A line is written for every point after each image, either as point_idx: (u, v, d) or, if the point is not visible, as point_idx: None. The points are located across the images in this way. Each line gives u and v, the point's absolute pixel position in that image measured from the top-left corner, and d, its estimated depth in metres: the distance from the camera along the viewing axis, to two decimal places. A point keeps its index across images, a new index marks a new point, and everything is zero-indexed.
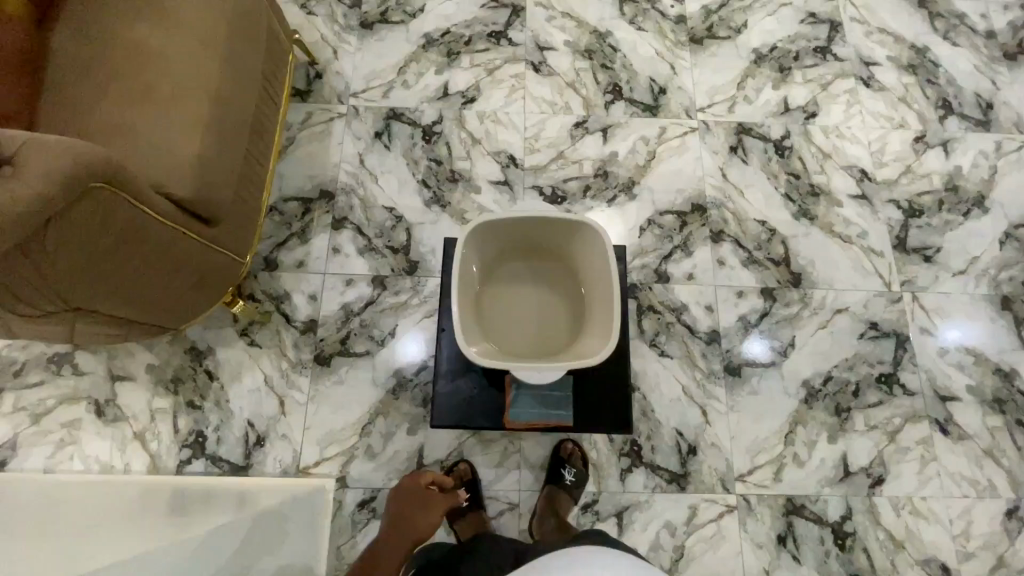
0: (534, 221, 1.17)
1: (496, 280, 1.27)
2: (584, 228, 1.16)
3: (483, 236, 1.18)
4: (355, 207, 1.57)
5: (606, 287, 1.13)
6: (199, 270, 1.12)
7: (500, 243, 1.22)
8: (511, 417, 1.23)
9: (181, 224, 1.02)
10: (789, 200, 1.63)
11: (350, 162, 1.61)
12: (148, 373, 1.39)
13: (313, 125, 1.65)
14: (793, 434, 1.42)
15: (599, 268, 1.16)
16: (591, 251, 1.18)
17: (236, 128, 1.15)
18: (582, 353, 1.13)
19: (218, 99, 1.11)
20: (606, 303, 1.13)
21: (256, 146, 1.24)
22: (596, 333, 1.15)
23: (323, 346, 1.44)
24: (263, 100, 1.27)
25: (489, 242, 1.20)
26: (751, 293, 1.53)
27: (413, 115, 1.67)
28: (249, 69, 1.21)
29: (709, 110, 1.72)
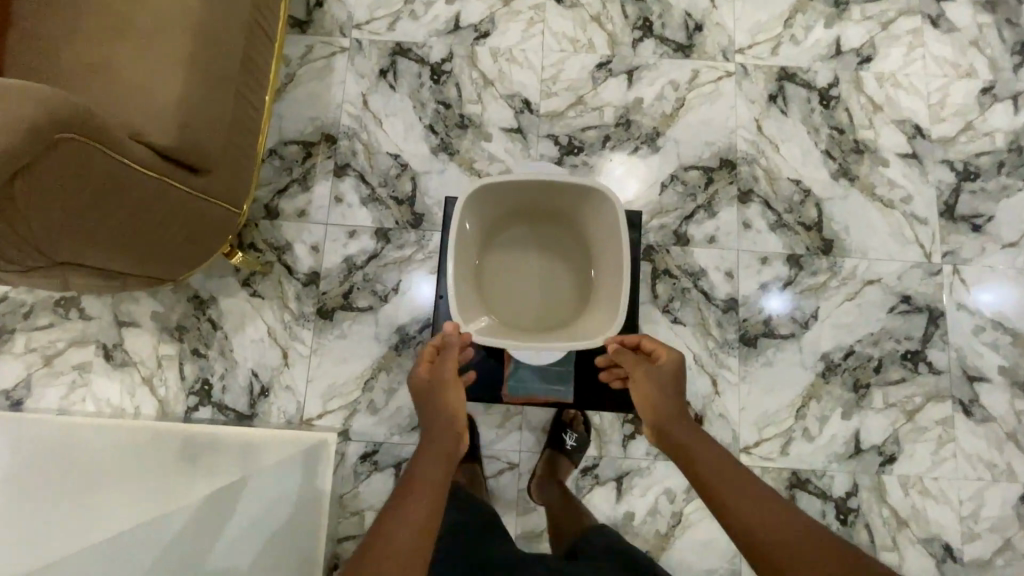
0: (544, 186, 1.09)
1: (500, 246, 1.21)
2: (598, 198, 1.08)
3: (488, 199, 1.11)
4: (358, 153, 1.48)
5: (615, 267, 1.06)
6: (190, 229, 1.08)
7: (506, 206, 1.15)
8: (510, 391, 1.20)
9: (167, 174, 0.96)
10: (830, 157, 1.49)
11: (352, 103, 1.51)
12: (152, 319, 1.39)
13: (313, 61, 1.53)
14: (805, 408, 1.37)
15: (611, 240, 1.08)
16: (603, 224, 1.10)
17: (228, 69, 1.05)
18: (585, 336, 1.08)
19: (205, 37, 1.01)
20: (613, 284, 1.06)
21: (254, 93, 1.14)
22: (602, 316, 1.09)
23: (325, 299, 1.41)
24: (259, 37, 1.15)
25: (494, 205, 1.13)
26: (776, 259, 1.43)
27: (421, 50, 1.54)
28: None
29: (750, 51, 1.54)
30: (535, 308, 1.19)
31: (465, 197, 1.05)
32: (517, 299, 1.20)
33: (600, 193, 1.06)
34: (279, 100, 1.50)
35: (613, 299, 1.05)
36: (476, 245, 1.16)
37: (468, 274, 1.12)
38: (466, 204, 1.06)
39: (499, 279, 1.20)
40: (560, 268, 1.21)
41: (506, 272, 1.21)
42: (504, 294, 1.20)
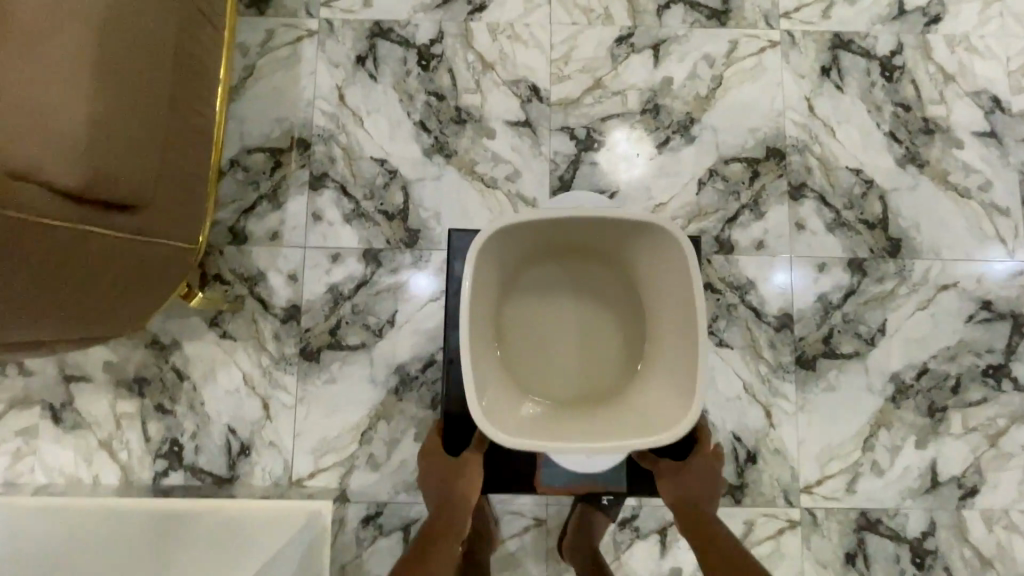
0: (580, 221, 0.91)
1: (524, 295, 1.02)
2: (657, 235, 0.90)
3: (506, 241, 0.92)
4: (337, 160, 1.24)
5: (685, 327, 0.90)
6: (122, 278, 0.86)
7: (530, 245, 0.96)
8: (545, 483, 1.02)
9: (69, 215, 0.73)
10: (894, 140, 1.27)
11: (326, 99, 1.26)
12: (105, 372, 1.18)
13: (276, 48, 1.27)
14: (873, 439, 1.19)
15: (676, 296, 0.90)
16: (664, 268, 0.92)
17: (150, 71, 0.82)
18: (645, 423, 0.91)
19: (116, 28, 0.77)
20: (684, 347, 0.90)
21: (185, 96, 0.91)
22: (667, 388, 0.93)
23: (309, 337, 1.19)
24: (189, 24, 0.91)
25: (516, 244, 0.94)
26: (835, 265, 1.22)
27: (405, 30, 1.28)
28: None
29: (797, 15, 1.30)
30: (570, 372, 1.02)
31: (480, 243, 0.86)
32: (549, 360, 1.02)
33: (660, 229, 0.89)
34: (238, 100, 1.25)
35: (686, 371, 0.88)
36: (495, 299, 0.97)
37: (486, 340, 0.93)
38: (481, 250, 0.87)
39: (524, 336, 1.02)
40: (597, 318, 1.03)
41: (532, 328, 1.02)
42: (531, 355, 1.02)
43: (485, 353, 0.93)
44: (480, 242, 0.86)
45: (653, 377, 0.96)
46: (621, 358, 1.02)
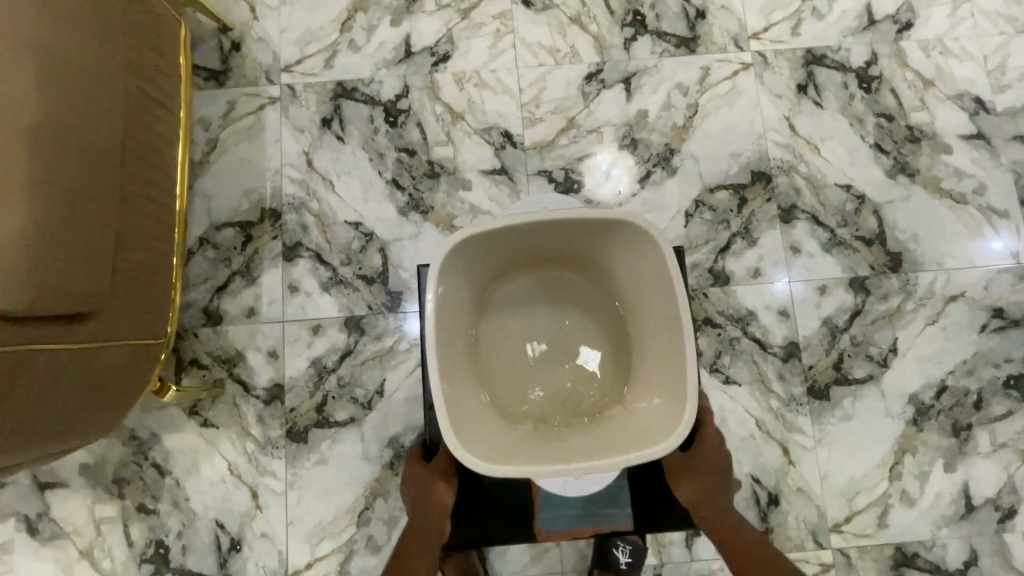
0: (545, 229, 0.85)
1: (497, 314, 0.95)
2: (629, 234, 0.83)
3: (471, 259, 0.86)
4: (310, 227, 1.20)
5: (669, 327, 0.81)
6: (100, 378, 0.82)
7: (496, 259, 0.90)
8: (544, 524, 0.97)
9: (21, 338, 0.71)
10: (881, 152, 1.23)
11: (294, 165, 1.22)
12: (82, 476, 1.11)
13: (238, 119, 1.24)
14: (899, 466, 1.12)
15: (657, 290, 0.83)
16: (642, 269, 0.85)
17: (104, 154, 0.80)
18: (634, 436, 0.81)
19: (63, 125, 0.74)
20: (669, 350, 0.81)
21: (143, 174, 0.90)
22: (657, 395, 0.83)
23: (295, 417, 1.13)
24: (144, 105, 0.91)
25: (482, 259, 0.88)
26: (837, 287, 1.17)
27: (369, 88, 1.25)
28: (117, 62, 0.83)
29: (766, 35, 1.28)
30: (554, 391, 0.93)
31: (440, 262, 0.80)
32: (530, 379, 0.94)
33: (631, 227, 0.82)
34: (203, 175, 1.22)
35: (673, 376, 0.80)
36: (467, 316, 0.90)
37: (459, 364, 0.85)
38: (442, 269, 0.81)
39: (500, 358, 0.94)
40: (578, 332, 0.95)
41: (510, 348, 0.95)
42: (511, 376, 0.93)
43: (461, 376, 0.85)
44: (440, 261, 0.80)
45: (641, 385, 0.87)
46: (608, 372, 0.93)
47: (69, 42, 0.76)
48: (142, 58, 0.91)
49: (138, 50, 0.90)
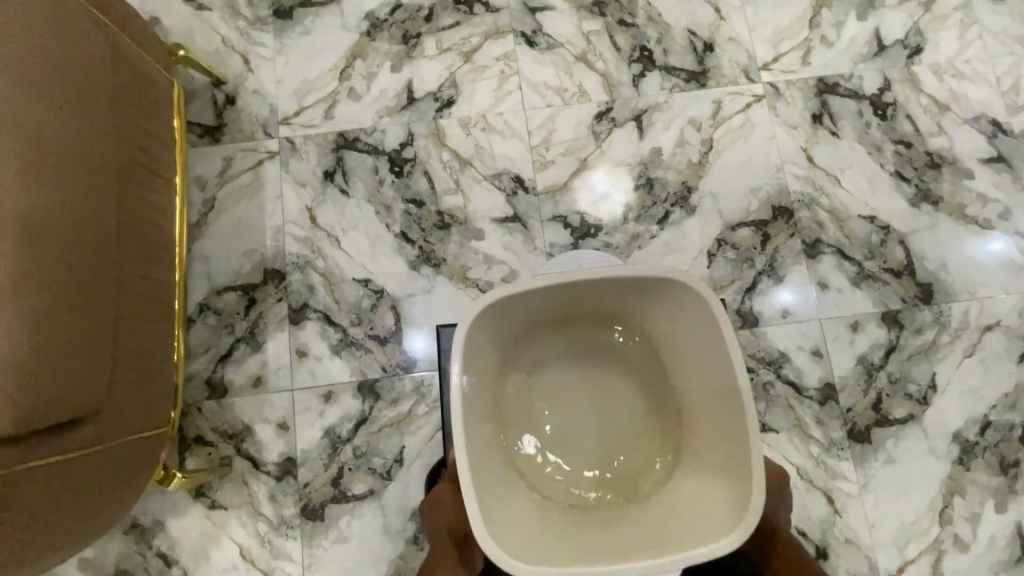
0: (580, 286, 0.78)
1: (526, 373, 0.89)
2: (676, 291, 0.77)
3: (499, 320, 0.80)
4: (317, 287, 1.14)
5: (722, 399, 0.75)
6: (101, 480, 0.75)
7: (526, 318, 0.84)
8: None
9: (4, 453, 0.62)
10: (902, 180, 1.20)
11: (296, 222, 1.16)
12: (80, 571, 1.02)
13: (236, 176, 1.18)
14: (949, 510, 1.07)
15: (706, 357, 0.76)
16: (690, 331, 0.78)
17: (95, 241, 0.73)
18: (684, 518, 0.75)
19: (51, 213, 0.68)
20: (724, 427, 0.74)
21: (139, 252, 0.83)
22: (710, 478, 0.77)
23: (309, 493, 1.06)
24: (136, 176, 0.84)
25: (509, 319, 0.82)
26: (869, 323, 1.13)
27: (371, 138, 1.20)
28: (104, 137, 0.77)
29: (776, 65, 1.25)
30: (592, 456, 0.87)
31: (467, 329, 0.74)
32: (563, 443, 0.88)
33: (677, 284, 0.75)
34: (201, 237, 1.15)
35: (730, 456, 0.73)
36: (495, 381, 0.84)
37: (489, 438, 0.79)
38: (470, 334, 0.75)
39: (531, 422, 0.88)
40: (613, 391, 0.90)
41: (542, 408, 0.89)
42: (545, 444, 0.87)
43: (491, 452, 0.79)
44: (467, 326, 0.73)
45: (690, 457, 0.81)
46: (650, 436, 0.87)
47: (54, 124, 0.71)
48: (131, 126, 0.85)
49: (126, 119, 0.84)
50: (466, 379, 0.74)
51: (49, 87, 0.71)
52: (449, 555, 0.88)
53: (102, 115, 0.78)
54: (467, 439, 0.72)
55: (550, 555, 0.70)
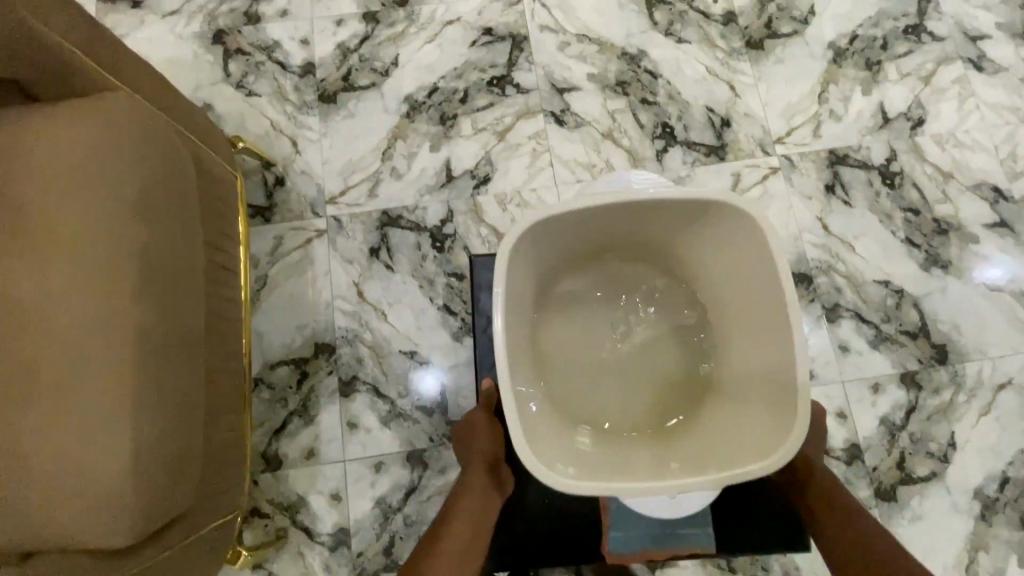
0: (628, 211, 0.84)
1: (565, 303, 0.97)
2: (726, 219, 0.83)
3: (547, 238, 0.86)
4: (365, 359, 1.20)
5: (768, 323, 0.81)
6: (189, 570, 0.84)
7: (569, 246, 0.91)
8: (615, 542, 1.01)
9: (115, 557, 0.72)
10: (912, 246, 1.28)
11: (345, 297, 1.23)
12: None
13: (286, 254, 1.25)
14: (974, 565, 1.12)
15: (751, 286, 0.83)
16: (733, 263, 0.85)
17: (187, 353, 0.81)
18: (713, 442, 0.84)
19: (156, 334, 0.77)
20: (766, 355, 0.81)
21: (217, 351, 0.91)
22: (752, 420, 0.82)
23: (363, 562, 1.10)
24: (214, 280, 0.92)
25: (557, 240, 0.88)
26: (889, 384, 1.20)
27: (413, 215, 1.28)
28: (192, 253, 0.85)
29: (790, 138, 1.34)
30: (621, 386, 0.94)
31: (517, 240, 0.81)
32: (597, 376, 0.95)
33: (724, 210, 0.82)
34: (254, 313, 1.22)
35: (777, 390, 0.79)
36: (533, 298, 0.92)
37: (526, 355, 0.87)
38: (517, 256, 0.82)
39: (567, 343, 0.96)
40: (650, 326, 0.96)
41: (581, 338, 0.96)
42: (587, 371, 0.95)
43: (528, 370, 0.87)
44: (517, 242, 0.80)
45: (726, 391, 0.88)
46: (682, 366, 0.94)
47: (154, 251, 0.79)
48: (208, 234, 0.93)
49: (206, 228, 0.93)
50: (513, 293, 0.82)
51: (150, 216, 0.79)
52: (484, 466, 0.95)
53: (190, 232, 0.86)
54: (509, 352, 0.80)
55: (584, 474, 0.79)
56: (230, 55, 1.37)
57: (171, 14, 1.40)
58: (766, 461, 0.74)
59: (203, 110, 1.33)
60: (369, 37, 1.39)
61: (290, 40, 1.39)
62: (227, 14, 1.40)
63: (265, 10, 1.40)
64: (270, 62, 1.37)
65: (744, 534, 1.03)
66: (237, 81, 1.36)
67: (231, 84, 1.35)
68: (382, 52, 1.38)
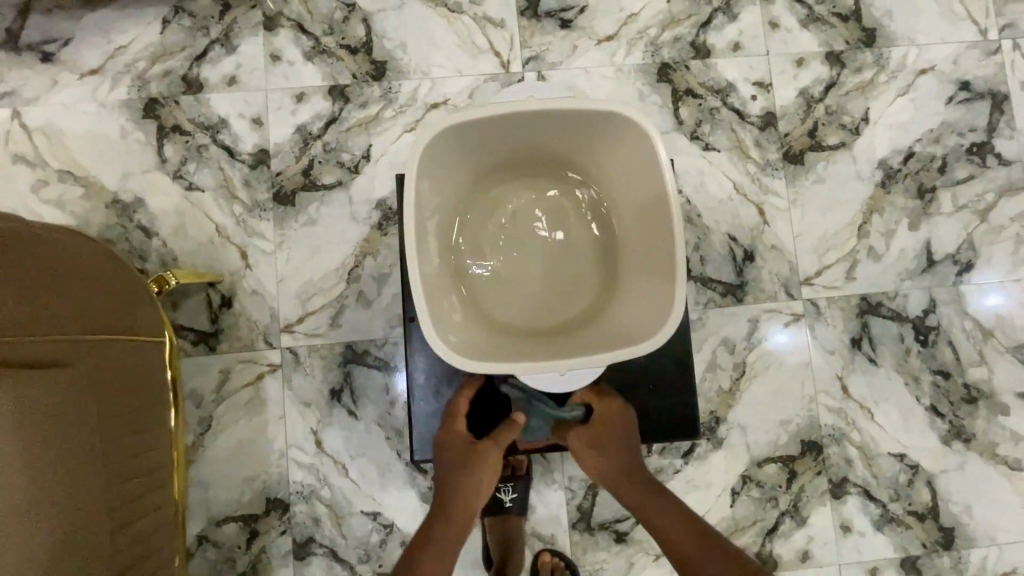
0: (537, 117, 0.77)
1: (484, 216, 0.89)
2: (621, 128, 0.77)
3: (454, 148, 0.79)
4: (323, 519, 1.08)
5: (657, 204, 0.76)
6: None
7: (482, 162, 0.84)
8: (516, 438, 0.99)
9: None
10: (937, 415, 1.16)
11: (301, 447, 1.09)
12: None
13: (234, 392, 1.09)
14: None
15: (647, 186, 0.78)
16: (631, 158, 0.79)
17: None
18: (615, 332, 0.79)
19: None
20: (653, 234, 0.78)
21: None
22: (645, 295, 0.79)
23: None
24: (138, 515, 0.79)
25: (461, 159, 0.82)
26: (888, 569, 1.13)
27: (381, 351, 1.11)
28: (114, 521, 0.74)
29: (819, 279, 1.17)
30: (531, 284, 0.88)
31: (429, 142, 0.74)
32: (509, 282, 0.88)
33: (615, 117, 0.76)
34: (198, 460, 1.08)
35: (659, 258, 0.77)
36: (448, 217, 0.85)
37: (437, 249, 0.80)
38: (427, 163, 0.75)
39: (483, 241, 0.88)
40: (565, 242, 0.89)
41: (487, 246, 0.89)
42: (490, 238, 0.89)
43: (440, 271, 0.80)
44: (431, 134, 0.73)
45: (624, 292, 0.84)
46: (594, 267, 0.88)
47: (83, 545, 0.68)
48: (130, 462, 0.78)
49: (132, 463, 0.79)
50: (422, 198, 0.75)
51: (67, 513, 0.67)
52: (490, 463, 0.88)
53: (95, 490, 0.71)
54: (421, 251, 0.75)
55: (479, 354, 0.75)
56: (165, 134, 1.13)
57: (91, 74, 1.13)
58: (657, 336, 0.71)
59: (134, 206, 1.12)
60: (336, 119, 1.15)
61: (238, 117, 1.14)
62: (160, 77, 1.14)
63: (208, 74, 1.14)
64: (215, 146, 1.13)
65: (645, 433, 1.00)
66: (174, 169, 1.13)
67: (167, 173, 1.12)
68: (351, 140, 1.14)
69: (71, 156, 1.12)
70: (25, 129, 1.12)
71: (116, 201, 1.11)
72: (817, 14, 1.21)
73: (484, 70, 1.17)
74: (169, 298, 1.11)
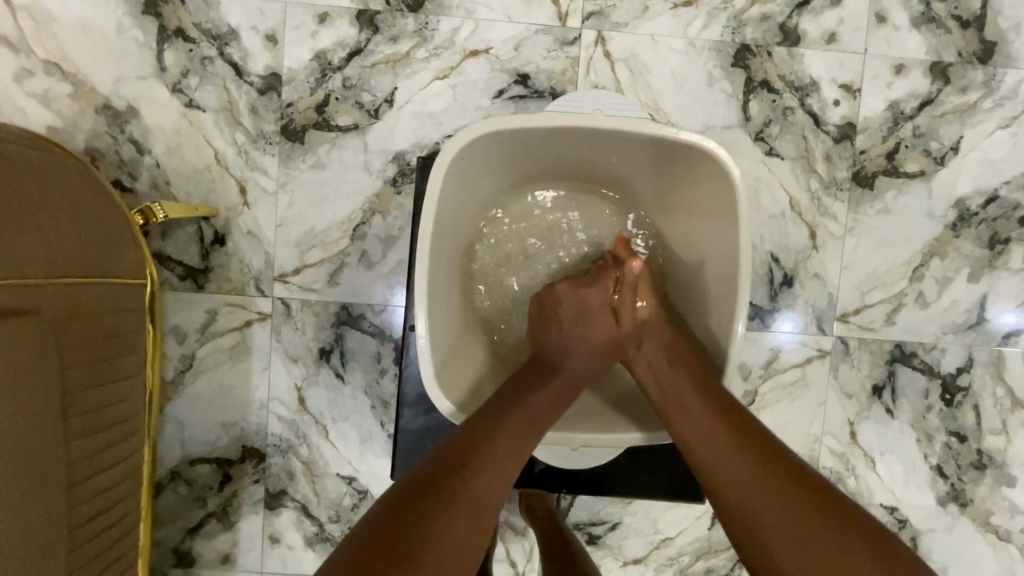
0: (595, 133, 0.74)
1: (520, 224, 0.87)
2: (687, 157, 0.74)
3: (492, 153, 0.76)
4: (297, 475, 1.06)
5: (721, 246, 0.75)
6: None
7: (527, 166, 0.82)
8: None
9: None
10: (940, 475, 1.11)
11: (282, 401, 1.05)
12: None
13: (219, 336, 1.04)
14: None
15: (709, 220, 0.77)
16: (693, 186, 0.77)
17: (86, 519, 0.76)
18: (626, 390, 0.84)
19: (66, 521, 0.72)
20: (711, 277, 0.78)
21: (107, 536, 0.81)
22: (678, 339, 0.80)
23: None
24: (105, 424, 0.79)
25: (502, 165, 0.80)
26: None
27: (378, 317, 1.04)
28: (84, 420, 0.75)
29: (856, 318, 1.08)
30: None
31: (464, 148, 0.71)
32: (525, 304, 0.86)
33: (684, 146, 0.73)
34: (176, 398, 1.05)
35: (714, 306, 0.77)
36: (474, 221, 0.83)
37: (451, 268, 0.80)
38: (456, 169, 0.72)
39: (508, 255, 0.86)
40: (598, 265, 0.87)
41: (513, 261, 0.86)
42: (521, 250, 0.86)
43: (450, 291, 0.79)
44: (466, 140, 0.70)
45: None
46: None
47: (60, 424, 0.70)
48: (100, 373, 0.77)
49: (100, 375, 0.77)
50: (444, 210, 0.73)
51: (38, 412, 0.67)
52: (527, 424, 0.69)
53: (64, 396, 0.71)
54: (435, 268, 0.73)
55: None
56: (167, 38, 0.99)
57: None
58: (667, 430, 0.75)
59: (126, 115, 1.00)
60: (360, 51, 1.00)
61: (251, 31, 1.00)
62: None
63: None
64: (221, 60, 1.00)
65: (643, 481, 0.91)
66: (174, 80, 1.00)
67: (165, 83, 1.00)
68: (375, 79, 1.01)
69: (58, 45, 0.99)
70: (9, 5, 0.98)
71: (107, 106, 1.00)
72: (934, 13, 1.03)
73: (538, 19, 1.01)
74: (158, 225, 1.02)
